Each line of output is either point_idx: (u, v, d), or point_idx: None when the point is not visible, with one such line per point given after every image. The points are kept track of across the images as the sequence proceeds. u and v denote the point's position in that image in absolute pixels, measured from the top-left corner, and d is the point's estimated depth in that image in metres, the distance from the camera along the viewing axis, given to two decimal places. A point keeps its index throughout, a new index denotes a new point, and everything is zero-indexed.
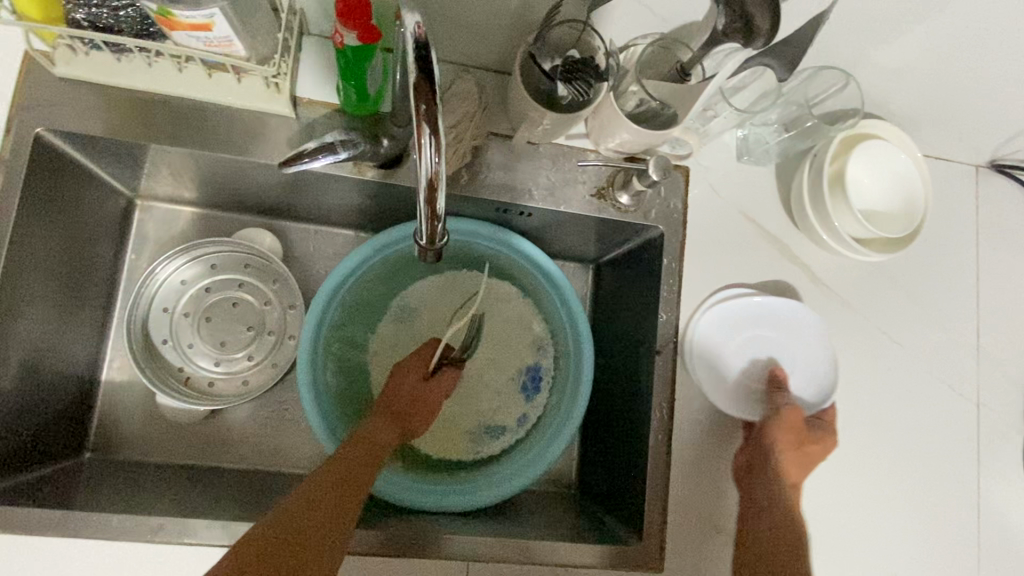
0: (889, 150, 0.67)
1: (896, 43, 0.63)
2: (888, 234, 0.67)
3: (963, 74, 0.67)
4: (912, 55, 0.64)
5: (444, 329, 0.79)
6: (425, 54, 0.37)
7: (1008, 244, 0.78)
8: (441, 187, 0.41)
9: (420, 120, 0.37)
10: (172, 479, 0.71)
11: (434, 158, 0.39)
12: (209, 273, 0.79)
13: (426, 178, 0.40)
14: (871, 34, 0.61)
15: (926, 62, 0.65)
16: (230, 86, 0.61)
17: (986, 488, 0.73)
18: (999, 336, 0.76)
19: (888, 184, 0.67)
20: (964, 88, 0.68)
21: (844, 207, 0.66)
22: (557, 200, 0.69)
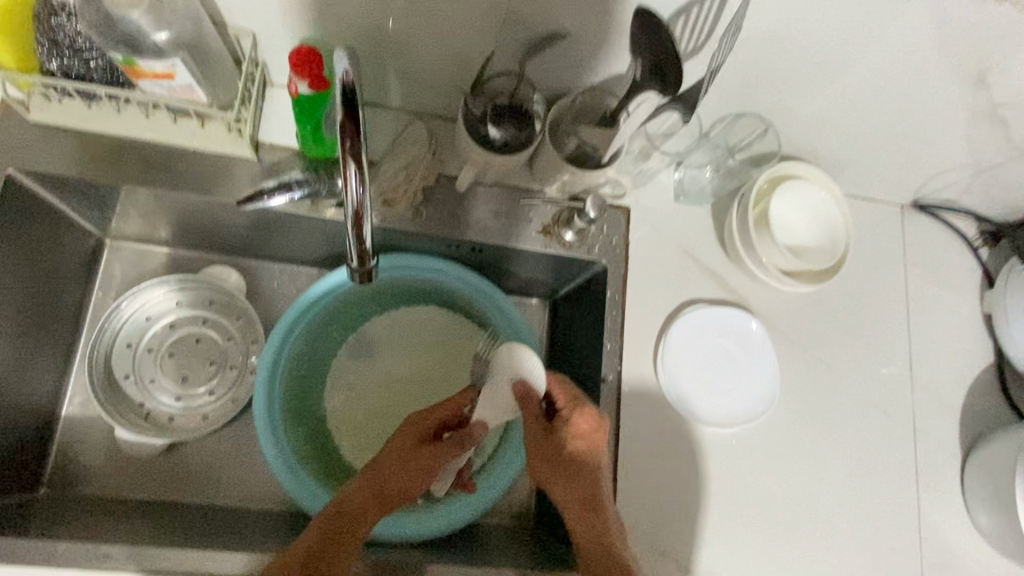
0: (812, 189, 0.72)
1: (810, 94, 0.69)
2: (815, 266, 0.71)
3: (876, 122, 0.73)
4: (826, 105, 0.70)
5: (403, 361, 0.82)
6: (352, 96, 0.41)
7: (936, 278, 0.83)
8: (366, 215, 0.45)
9: (347, 155, 0.41)
10: (125, 514, 0.72)
11: (360, 189, 0.42)
12: (173, 310, 0.82)
13: (352, 208, 0.44)
14: (785, 86, 0.68)
15: (840, 111, 0.71)
16: (195, 131, 0.66)
17: (927, 512, 0.75)
18: (931, 366, 0.80)
19: (813, 220, 0.72)
20: (879, 135, 0.75)
21: (771, 242, 0.70)
22: (505, 236, 0.73)
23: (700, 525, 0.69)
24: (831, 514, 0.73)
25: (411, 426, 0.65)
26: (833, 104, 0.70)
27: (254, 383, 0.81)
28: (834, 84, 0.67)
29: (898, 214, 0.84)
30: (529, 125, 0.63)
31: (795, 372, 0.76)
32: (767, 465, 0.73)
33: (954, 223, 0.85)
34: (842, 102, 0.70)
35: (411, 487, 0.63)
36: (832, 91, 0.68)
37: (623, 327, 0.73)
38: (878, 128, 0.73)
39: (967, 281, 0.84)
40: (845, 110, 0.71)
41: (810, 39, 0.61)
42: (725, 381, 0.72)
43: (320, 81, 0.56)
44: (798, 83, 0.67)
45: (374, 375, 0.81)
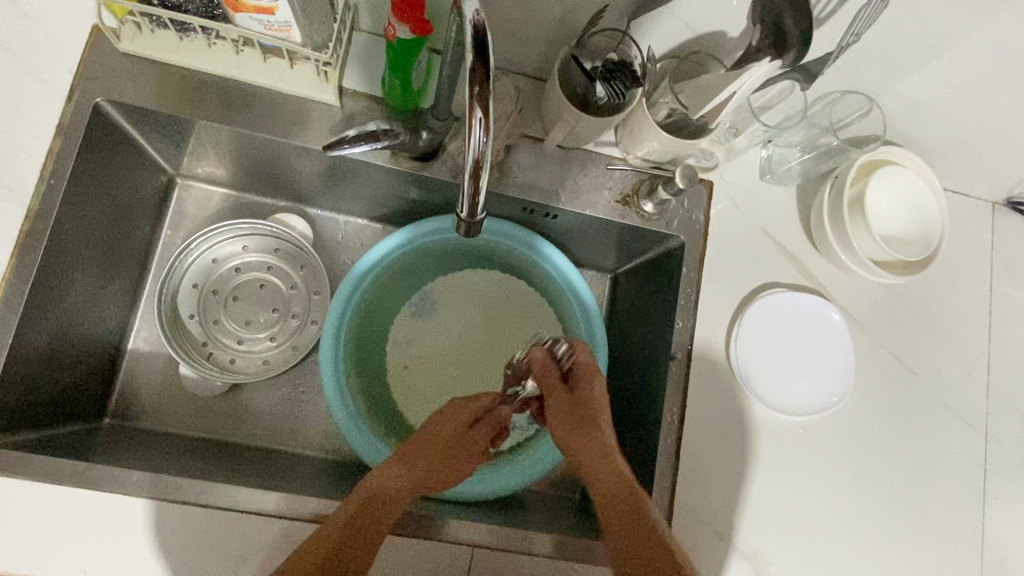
0: (906, 176, 0.69)
1: (919, 79, 0.66)
2: (906, 257, 0.68)
3: (985, 114, 0.69)
4: (935, 90, 0.67)
5: (463, 325, 0.81)
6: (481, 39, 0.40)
7: (1023, 281, 0.80)
8: (486, 168, 0.44)
9: (473, 102, 0.40)
10: (187, 450, 0.72)
11: (482, 140, 0.42)
12: (240, 254, 0.82)
13: (473, 158, 0.42)
14: (896, 67, 0.64)
15: (946, 97, 0.67)
16: (282, 71, 0.65)
17: (989, 519, 0.73)
18: (1009, 370, 0.77)
19: (906, 210, 0.69)
20: (987, 128, 0.71)
21: (863, 229, 0.68)
22: (582, 203, 0.71)
23: (759, 512, 0.68)
24: (893, 512, 0.71)
25: (455, 410, 0.64)
26: (941, 89, 0.66)
27: (315, 333, 0.81)
28: (946, 67, 0.63)
29: (989, 211, 0.80)
30: (635, 87, 0.60)
31: (867, 365, 0.73)
32: (831, 457, 0.71)
33: None
34: (952, 87, 0.66)
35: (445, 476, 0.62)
36: (942, 74, 0.64)
37: (694, 305, 0.71)
38: (984, 116, 0.69)
39: None
40: (952, 97, 0.67)
41: (934, 18, 0.57)
42: (797, 368, 0.70)
43: (422, 25, 0.54)
44: (909, 62, 0.63)
45: (434, 336, 0.80)
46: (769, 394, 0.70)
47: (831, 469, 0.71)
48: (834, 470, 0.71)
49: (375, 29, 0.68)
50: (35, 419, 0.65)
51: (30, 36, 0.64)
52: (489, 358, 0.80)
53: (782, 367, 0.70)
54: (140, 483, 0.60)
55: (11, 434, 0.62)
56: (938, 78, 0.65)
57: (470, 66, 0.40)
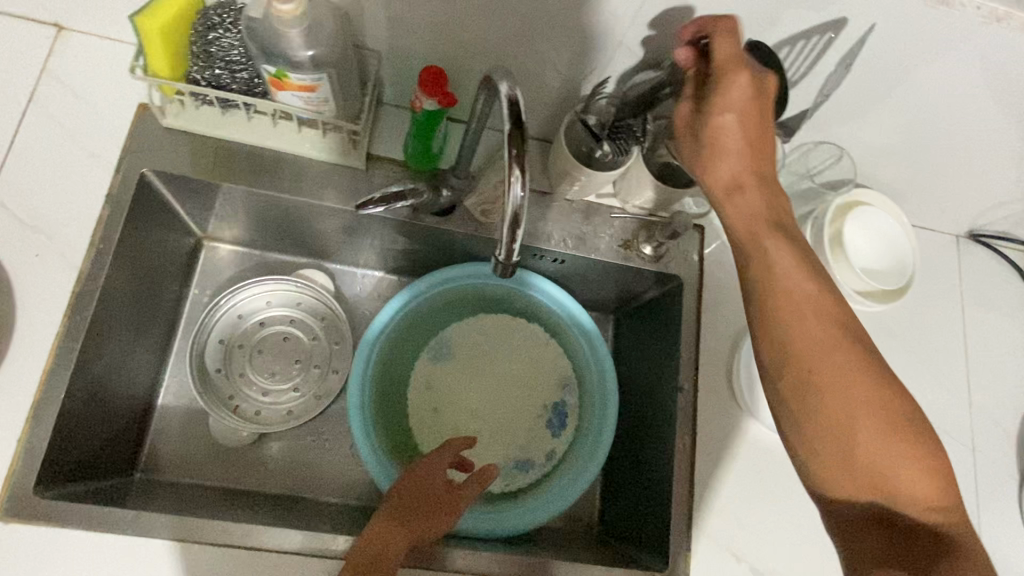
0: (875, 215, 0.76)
1: (880, 129, 0.74)
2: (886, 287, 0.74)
3: (942, 159, 0.78)
4: (896, 138, 0.75)
5: (479, 368, 0.85)
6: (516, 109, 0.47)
7: (991, 306, 0.87)
8: (523, 220, 0.49)
9: (512, 162, 0.47)
10: (219, 500, 0.75)
11: (519, 195, 0.48)
12: (264, 309, 0.86)
13: (511, 211, 0.48)
14: (859, 119, 0.73)
15: (906, 145, 0.76)
16: (315, 140, 0.72)
17: (988, 530, 0.78)
18: (988, 388, 0.83)
19: (879, 244, 0.76)
20: (945, 171, 0.79)
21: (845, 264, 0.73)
22: (588, 249, 0.78)
23: (770, 536, 0.72)
24: None
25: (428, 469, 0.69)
26: (900, 137, 0.75)
27: (337, 382, 0.85)
28: (903, 119, 0.72)
29: (954, 243, 0.88)
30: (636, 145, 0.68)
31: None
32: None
33: (1008, 253, 0.89)
34: (909, 135, 0.75)
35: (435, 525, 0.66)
36: (900, 125, 0.73)
37: (697, 338, 0.77)
38: (940, 160, 0.78)
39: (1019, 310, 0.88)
40: (911, 144, 0.76)
41: (889, 79, 0.66)
42: None
43: (447, 98, 0.62)
44: (870, 115, 0.72)
45: (452, 381, 0.84)
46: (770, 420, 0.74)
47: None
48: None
49: (396, 99, 0.75)
50: (77, 474, 0.67)
51: (81, 116, 0.70)
52: (504, 399, 0.84)
53: None
54: (185, 529, 0.62)
55: (55, 486, 0.64)
56: (897, 129, 0.74)
57: (509, 133, 0.46)
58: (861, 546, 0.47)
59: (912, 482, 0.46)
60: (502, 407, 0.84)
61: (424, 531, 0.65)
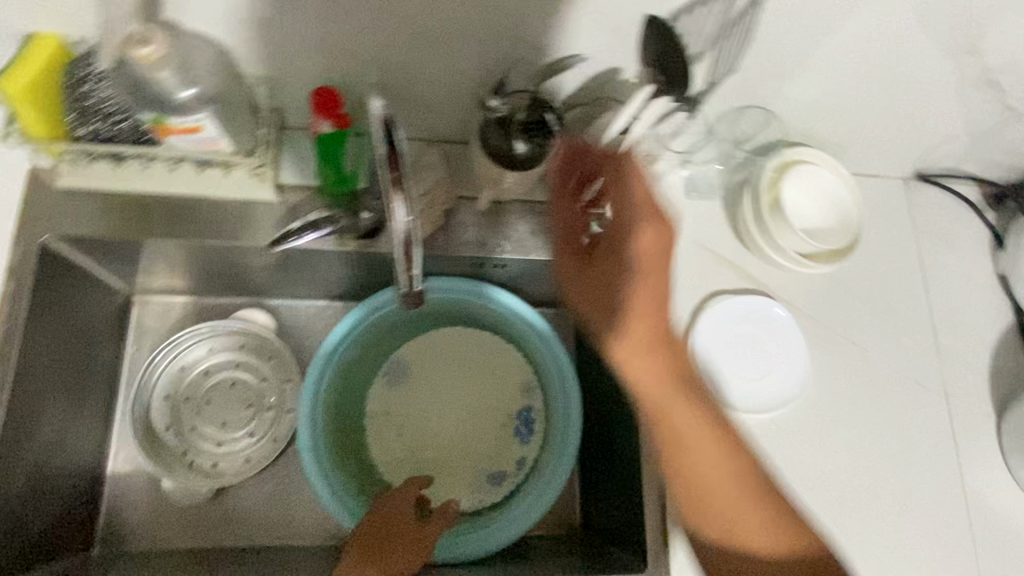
0: (816, 172, 0.74)
1: (804, 85, 0.72)
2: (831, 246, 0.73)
3: (874, 106, 0.75)
4: (823, 92, 0.73)
5: (437, 385, 0.82)
6: (390, 133, 0.47)
7: (948, 245, 0.85)
8: (417, 243, 0.50)
9: (393, 189, 0.47)
10: (183, 563, 0.72)
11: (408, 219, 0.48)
12: (207, 356, 0.83)
13: (404, 235, 0.48)
14: (781, 78, 0.70)
15: (835, 95, 0.73)
16: (219, 180, 0.68)
17: (968, 473, 0.77)
18: (955, 329, 0.82)
19: (822, 203, 0.74)
20: (880, 116, 0.77)
21: (786, 228, 0.72)
22: (527, 250, 0.75)
23: None
24: (876, 487, 0.74)
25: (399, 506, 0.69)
26: (828, 87, 0.72)
27: (293, 421, 0.82)
28: (825, 72, 0.70)
29: (902, 187, 0.86)
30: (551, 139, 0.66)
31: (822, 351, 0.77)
32: (807, 445, 0.74)
33: (959, 188, 0.87)
34: (837, 84, 0.72)
35: (415, 558, 0.64)
36: (825, 76, 0.70)
37: None
38: (874, 107, 0.75)
39: (977, 244, 0.86)
40: (839, 94, 0.73)
41: (802, 31, 0.63)
42: (755, 367, 0.74)
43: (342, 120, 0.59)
44: (790, 72, 0.69)
45: (411, 403, 0.81)
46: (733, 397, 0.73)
47: (808, 456, 0.74)
48: (812, 457, 0.74)
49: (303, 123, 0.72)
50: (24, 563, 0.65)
51: None
52: (467, 414, 0.82)
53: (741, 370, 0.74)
54: None
55: None
56: (821, 82, 0.71)
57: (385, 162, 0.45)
58: (733, 567, 0.62)
59: (761, 538, 0.61)
60: (466, 421, 0.82)
61: (406, 564, 0.64)
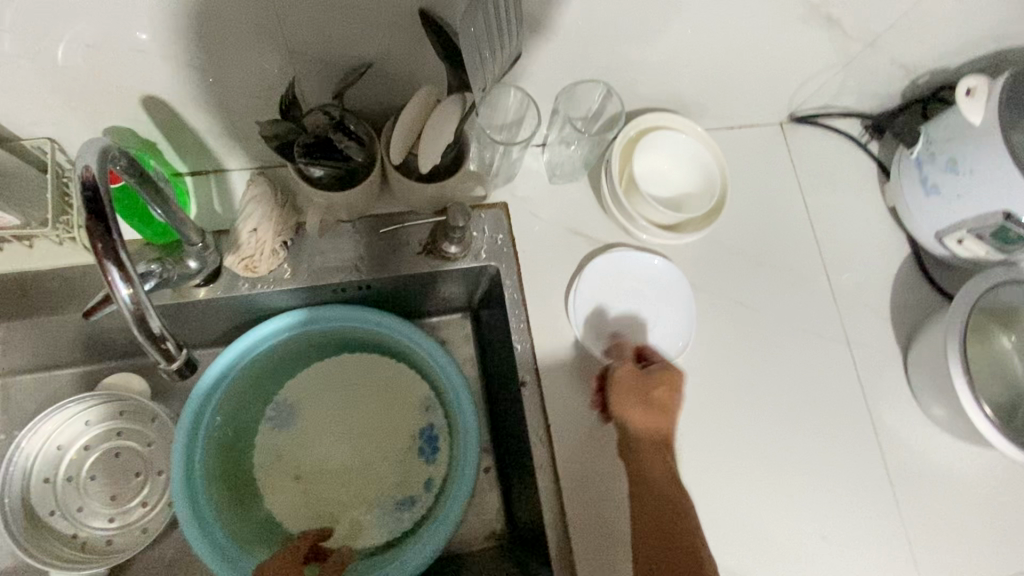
0: (669, 138, 0.73)
1: (643, 57, 0.67)
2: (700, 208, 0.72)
3: (727, 69, 0.71)
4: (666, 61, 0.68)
5: (332, 418, 0.78)
6: (95, 190, 0.39)
7: (834, 186, 0.82)
8: (153, 316, 0.41)
9: (101, 256, 0.39)
10: None
11: (129, 293, 0.40)
12: (85, 430, 0.79)
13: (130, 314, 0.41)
14: (614, 54, 0.65)
15: (680, 64, 0.68)
16: (27, 253, 0.62)
17: (879, 415, 0.75)
18: (851, 272, 0.79)
19: (683, 168, 0.74)
20: (736, 77, 0.72)
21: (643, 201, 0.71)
22: (388, 268, 0.70)
23: None
24: (787, 452, 0.72)
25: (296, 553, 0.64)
26: (666, 59, 0.67)
27: None
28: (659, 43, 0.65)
29: (780, 134, 0.82)
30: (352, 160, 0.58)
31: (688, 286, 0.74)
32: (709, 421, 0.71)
33: (839, 126, 0.84)
34: (677, 56, 0.67)
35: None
36: (661, 48, 0.65)
37: (528, 324, 0.71)
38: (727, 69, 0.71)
39: (864, 181, 0.83)
40: (684, 62, 0.68)
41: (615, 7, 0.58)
42: (632, 326, 0.73)
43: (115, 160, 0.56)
44: (620, 47, 0.64)
45: (305, 441, 0.77)
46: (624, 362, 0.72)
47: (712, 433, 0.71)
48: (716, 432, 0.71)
49: None
50: None
51: None
52: (366, 442, 0.78)
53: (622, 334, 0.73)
54: None
55: None
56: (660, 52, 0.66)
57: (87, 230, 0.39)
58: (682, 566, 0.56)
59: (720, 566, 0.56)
60: (366, 450, 0.78)
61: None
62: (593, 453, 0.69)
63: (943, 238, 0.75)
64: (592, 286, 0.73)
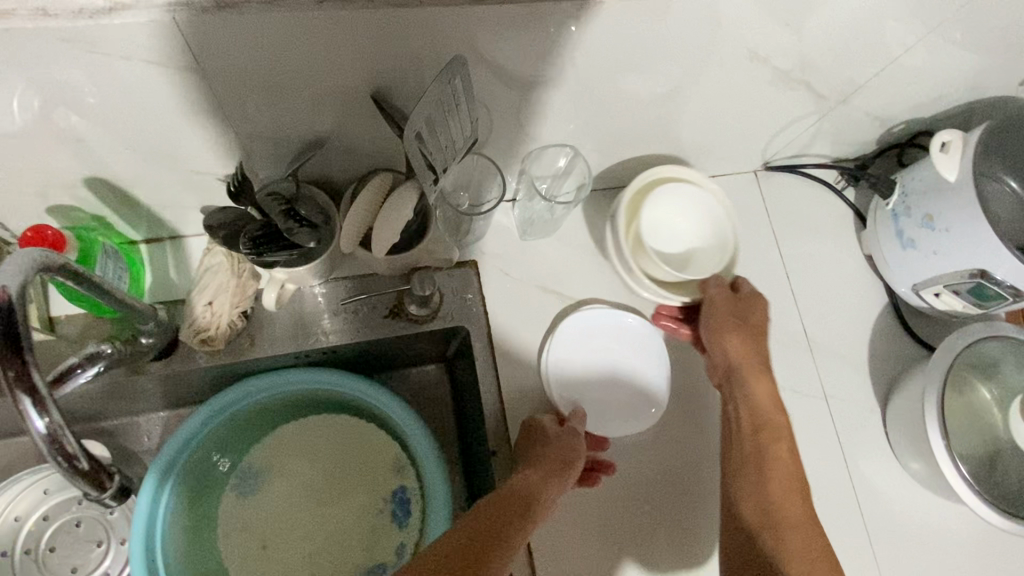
0: (680, 189, 0.72)
1: (611, 122, 0.65)
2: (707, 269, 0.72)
3: (698, 129, 0.69)
4: (637, 124, 0.66)
5: (300, 482, 0.76)
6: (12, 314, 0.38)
7: (812, 234, 0.81)
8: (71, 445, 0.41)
9: (15, 389, 0.38)
10: None
11: (44, 423, 0.39)
12: (43, 499, 0.76)
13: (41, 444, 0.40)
14: (582, 119, 0.64)
15: (651, 125, 0.67)
16: None
17: (859, 471, 0.74)
18: (830, 323, 0.78)
19: (694, 219, 0.73)
20: (708, 135, 0.71)
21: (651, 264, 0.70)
22: (353, 332, 0.68)
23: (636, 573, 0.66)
24: None
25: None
26: (636, 122, 0.66)
27: None
28: (628, 108, 0.63)
29: (756, 181, 0.81)
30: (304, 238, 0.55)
31: (667, 317, 0.74)
32: (686, 482, 0.70)
33: (816, 172, 0.82)
34: (647, 118, 0.65)
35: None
36: (629, 113, 0.64)
37: (498, 388, 0.69)
38: (701, 128, 0.69)
39: (842, 228, 0.82)
40: (655, 123, 0.67)
41: (579, 79, 0.56)
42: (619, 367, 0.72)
43: (60, 241, 0.54)
44: (588, 113, 0.62)
45: (273, 507, 0.75)
46: (626, 400, 0.71)
47: (688, 494, 0.69)
48: (692, 493, 0.70)
49: None
50: None
51: None
52: (336, 505, 0.76)
53: (613, 375, 0.71)
54: None
55: None
56: (629, 116, 0.65)
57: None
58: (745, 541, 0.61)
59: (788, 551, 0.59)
60: (337, 515, 0.76)
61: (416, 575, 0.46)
62: (603, 527, 0.67)
63: (921, 290, 0.74)
64: (566, 356, 0.71)
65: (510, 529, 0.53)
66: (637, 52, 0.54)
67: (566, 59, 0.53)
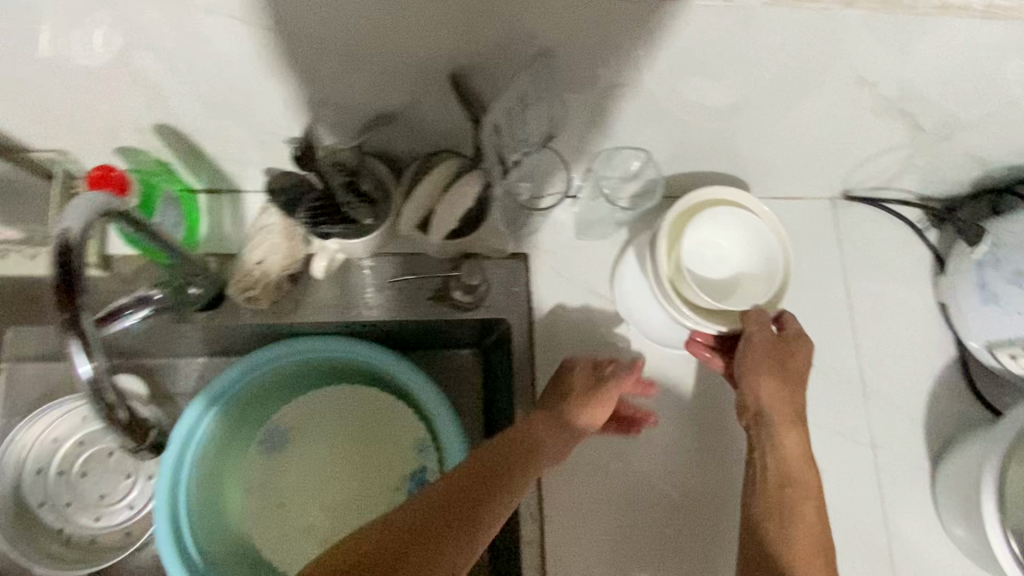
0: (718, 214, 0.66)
1: (689, 131, 0.62)
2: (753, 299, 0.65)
3: (780, 148, 0.65)
4: (716, 137, 0.63)
5: (324, 448, 0.77)
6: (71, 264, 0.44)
7: (883, 273, 0.76)
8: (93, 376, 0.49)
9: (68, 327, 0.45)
10: None
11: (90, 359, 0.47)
12: (81, 426, 0.78)
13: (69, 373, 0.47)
14: (660, 124, 0.61)
15: (731, 139, 0.63)
16: None
17: (896, 528, 0.70)
18: (888, 368, 0.74)
19: (746, 248, 0.67)
20: (789, 156, 0.67)
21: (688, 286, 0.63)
22: (395, 310, 0.67)
23: None
24: None
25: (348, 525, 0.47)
26: (716, 134, 0.62)
27: None
28: (709, 119, 0.60)
29: (832, 209, 0.77)
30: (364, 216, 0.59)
31: (699, 345, 0.68)
32: (702, 512, 0.68)
33: (898, 207, 0.77)
34: (728, 132, 0.62)
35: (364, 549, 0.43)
36: (710, 125, 0.61)
37: (532, 388, 0.68)
38: (783, 148, 0.65)
39: (916, 270, 0.77)
40: (736, 138, 0.63)
41: (664, 84, 0.54)
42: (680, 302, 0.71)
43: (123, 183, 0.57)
44: (667, 119, 0.59)
45: (295, 468, 0.76)
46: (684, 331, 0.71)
47: (704, 524, 0.68)
48: (707, 524, 0.68)
49: None
50: None
51: None
52: (355, 476, 0.76)
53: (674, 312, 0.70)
54: None
55: None
56: (709, 128, 0.61)
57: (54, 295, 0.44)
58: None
59: None
60: (354, 486, 0.76)
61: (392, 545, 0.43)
62: (617, 542, 0.67)
63: (994, 349, 0.69)
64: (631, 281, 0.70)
65: (492, 493, 0.51)
66: (729, 63, 0.50)
67: (653, 62, 0.50)
